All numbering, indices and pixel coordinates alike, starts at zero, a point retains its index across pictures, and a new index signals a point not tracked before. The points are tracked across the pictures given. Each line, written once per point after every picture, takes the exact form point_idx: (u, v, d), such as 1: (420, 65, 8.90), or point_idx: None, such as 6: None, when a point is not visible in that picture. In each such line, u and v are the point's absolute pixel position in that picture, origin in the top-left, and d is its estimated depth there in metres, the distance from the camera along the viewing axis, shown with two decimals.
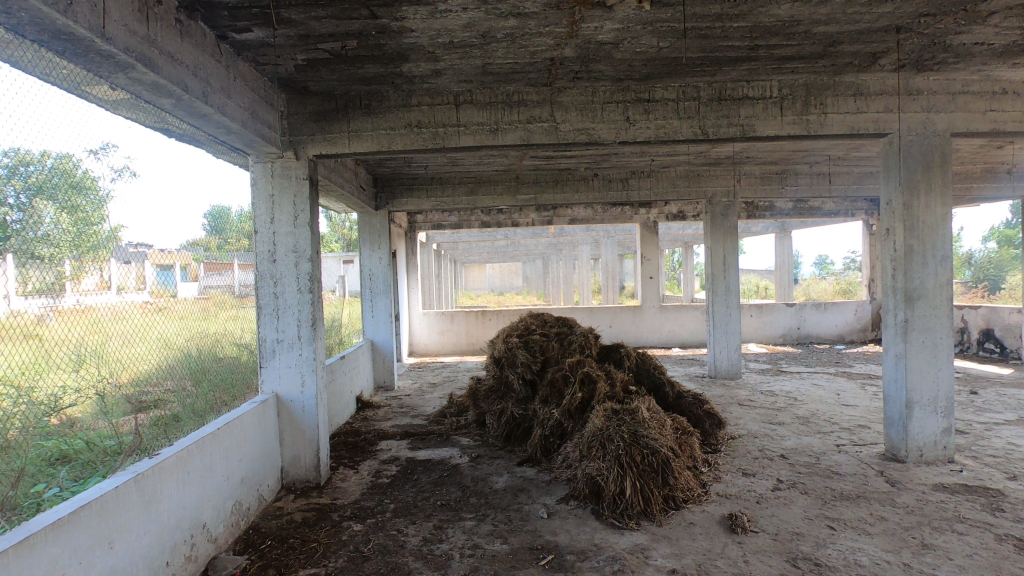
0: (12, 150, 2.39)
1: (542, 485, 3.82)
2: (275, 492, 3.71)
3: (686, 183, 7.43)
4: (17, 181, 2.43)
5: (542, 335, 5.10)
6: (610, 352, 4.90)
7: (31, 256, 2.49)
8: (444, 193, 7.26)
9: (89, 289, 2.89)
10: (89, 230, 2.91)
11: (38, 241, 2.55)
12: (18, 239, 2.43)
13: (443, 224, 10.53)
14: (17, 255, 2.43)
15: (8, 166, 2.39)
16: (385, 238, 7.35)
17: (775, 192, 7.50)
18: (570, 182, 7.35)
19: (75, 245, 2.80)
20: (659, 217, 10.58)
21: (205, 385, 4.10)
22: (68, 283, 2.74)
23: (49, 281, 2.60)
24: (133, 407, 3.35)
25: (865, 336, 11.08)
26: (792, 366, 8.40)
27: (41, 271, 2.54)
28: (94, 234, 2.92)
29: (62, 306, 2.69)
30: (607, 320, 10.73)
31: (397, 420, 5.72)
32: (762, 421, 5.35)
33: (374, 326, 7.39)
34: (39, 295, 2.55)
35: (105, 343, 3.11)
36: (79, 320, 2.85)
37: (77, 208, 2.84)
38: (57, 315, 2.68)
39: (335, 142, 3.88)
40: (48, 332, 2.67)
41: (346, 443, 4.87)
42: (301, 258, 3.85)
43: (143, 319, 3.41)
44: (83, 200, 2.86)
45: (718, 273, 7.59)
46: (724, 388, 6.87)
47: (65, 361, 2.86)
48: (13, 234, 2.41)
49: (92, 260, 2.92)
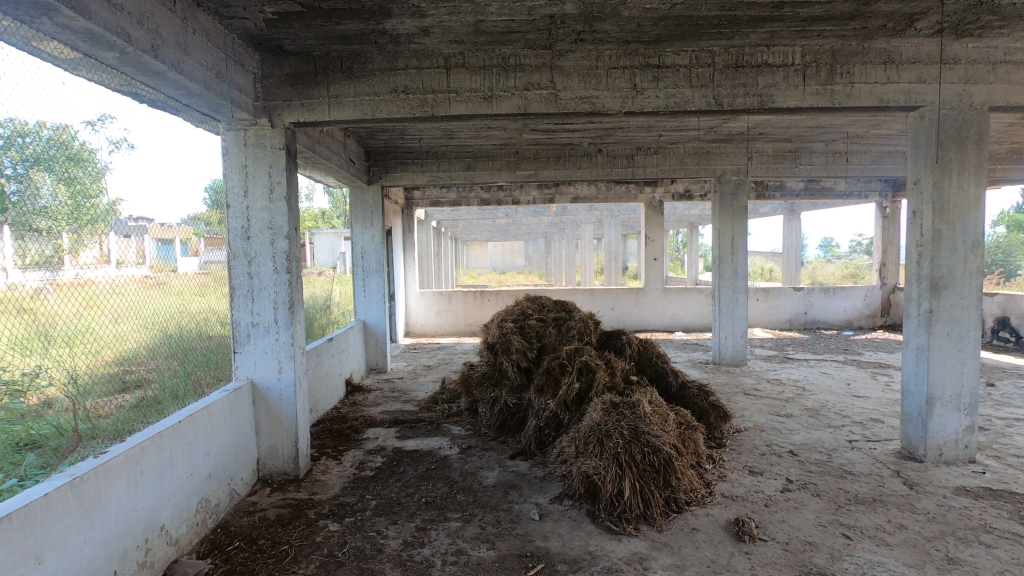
0: (9, 121, 2.35)
1: (535, 482, 3.58)
2: (250, 485, 3.48)
3: (695, 160, 7.06)
4: (13, 153, 2.42)
5: (539, 320, 4.80)
6: (611, 339, 4.61)
7: (29, 229, 2.51)
8: (440, 169, 6.91)
9: (88, 262, 2.87)
10: (88, 203, 2.90)
11: (35, 214, 2.55)
12: (17, 211, 2.44)
13: (441, 200, 10.19)
14: (15, 228, 2.45)
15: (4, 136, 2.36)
16: (379, 214, 7.04)
17: (788, 171, 7.13)
18: (572, 158, 6.99)
19: (74, 218, 2.79)
20: (664, 196, 10.21)
21: (191, 365, 3.90)
22: (67, 257, 2.72)
23: (47, 254, 2.60)
24: (117, 387, 3.18)
25: (874, 322, 10.79)
26: (800, 354, 8.13)
27: (39, 244, 2.55)
28: (93, 207, 2.90)
29: (60, 280, 2.66)
30: (609, 302, 10.46)
31: (387, 405, 5.48)
32: (769, 412, 5.09)
33: (366, 307, 7.10)
34: (36, 269, 2.54)
35: (94, 319, 2.91)
36: (78, 294, 2.79)
37: (76, 180, 2.82)
38: (56, 289, 2.65)
39: (313, 109, 3.55)
40: (44, 307, 2.64)
41: (331, 430, 4.63)
42: (277, 236, 3.55)
43: (140, 293, 3.28)
44: (81, 172, 2.83)
45: (726, 255, 7.27)
46: (729, 376, 6.62)
47: (58, 338, 2.78)
48: (12, 206, 2.42)
49: (91, 233, 2.90)
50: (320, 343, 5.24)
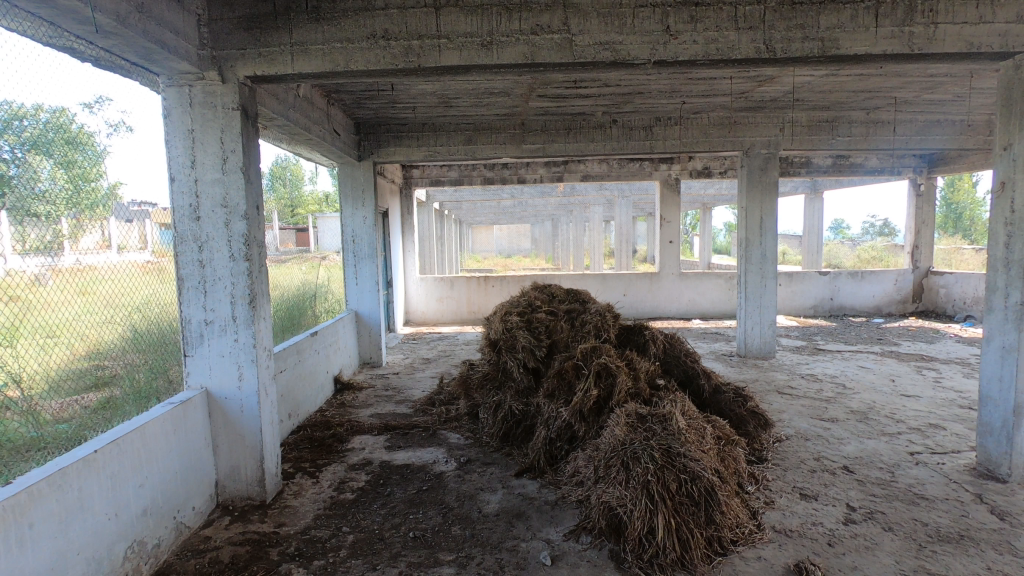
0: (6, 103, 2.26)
1: (546, 510, 2.99)
2: (206, 514, 2.92)
3: (720, 131, 6.35)
4: (9, 136, 2.34)
5: (549, 313, 4.16)
6: (632, 335, 3.98)
7: (28, 214, 2.47)
8: (438, 142, 6.25)
9: (88, 247, 2.89)
10: (88, 187, 2.87)
11: (35, 198, 2.52)
12: (17, 196, 2.40)
13: (442, 179, 9.53)
14: (13, 212, 2.40)
15: (1, 119, 2.26)
16: (370, 193, 6.39)
17: (824, 143, 6.42)
18: (584, 130, 6.30)
19: (73, 203, 2.78)
20: (681, 174, 9.51)
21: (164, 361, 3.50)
22: (67, 241, 2.73)
23: (46, 239, 2.58)
24: (88, 383, 2.93)
25: (905, 308, 10.12)
26: (830, 344, 7.48)
27: (39, 231, 2.52)
28: (94, 191, 2.88)
29: (59, 265, 2.65)
30: (621, 288, 9.82)
31: (379, 407, 4.91)
32: (810, 416, 4.47)
33: (358, 296, 6.47)
34: (36, 254, 2.51)
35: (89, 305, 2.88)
36: (76, 281, 2.77)
37: (73, 164, 2.75)
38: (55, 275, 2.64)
39: (273, 60, 2.91)
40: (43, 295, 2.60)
41: (312, 440, 4.05)
42: (232, 215, 2.94)
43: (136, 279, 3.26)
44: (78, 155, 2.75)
45: (753, 238, 6.57)
46: (758, 371, 5.99)
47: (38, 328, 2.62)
48: (13, 190, 2.38)
49: (91, 217, 2.92)
50: (301, 338, 4.64)
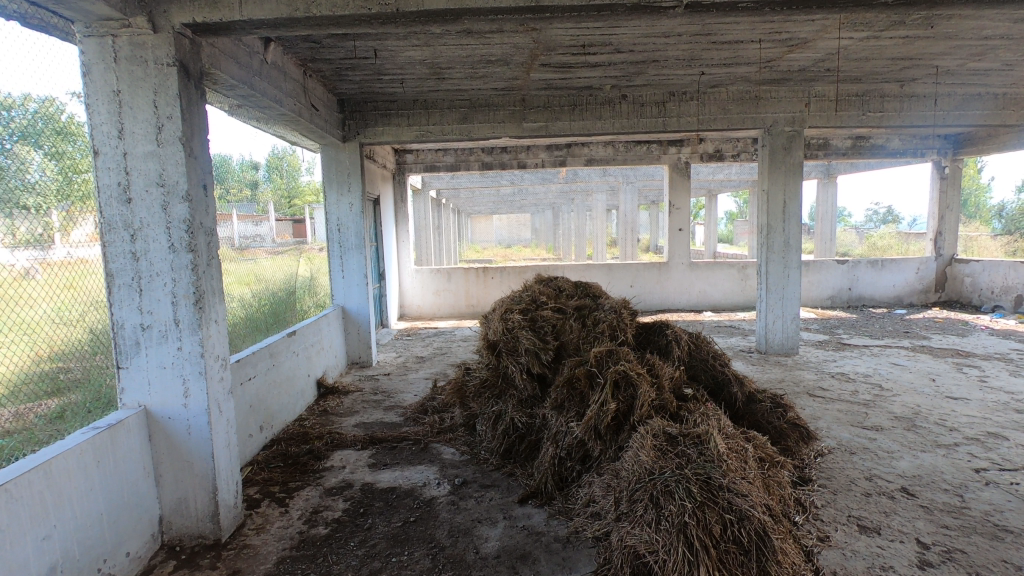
0: None
1: (557, 549, 2.48)
2: (145, 560, 2.41)
3: (740, 107, 5.80)
4: None
5: (555, 310, 3.62)
6: (652, 336, 3.46)
7: (16, 206, 2.21)
8: (431, 121, 5.69)
9: (81, 240, 2.55)
10: (78, 178, 2.57)
11: (25, 190, 2.26)
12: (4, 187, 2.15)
13: (437, 165, 8.97)
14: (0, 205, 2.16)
15: None
16: (356, 177, 5.81)
17: (854, 119, 5.87)
18: (591, 107, 5.74)
19: (63, 195, 2.47)
20: (692, 157, 8.97)
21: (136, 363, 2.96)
22: (57, 234, 2.44)
23: (37, 232, 2.31)
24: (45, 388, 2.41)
25: (927, 298, 9.61)
26: (855, 338, 6.97)
27: (29, 223, 2.26)
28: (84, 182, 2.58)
29: (50, 259, 2.37)
30: (628, 279, 9.28)
31: (366, 415, 4.41)
32: (850, 424, 3.96)
33: (344, 291, 5.91)
34: (25, 248, 2.24)
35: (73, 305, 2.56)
36: (63, 278, 2.45)
37: (65, 154, 2.47)
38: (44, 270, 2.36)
39: (217, 5, 2.38)
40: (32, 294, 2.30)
41: (286, 458, 3.54)
42: (171, 197, 2.40)
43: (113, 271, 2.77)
44: (70, 146, 2.46)
45: (775, 224, 6.02)
46: (783, 369, 5.48)
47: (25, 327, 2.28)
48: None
49: (82, 209, 2.61)
50: (276, 340, 4.11)
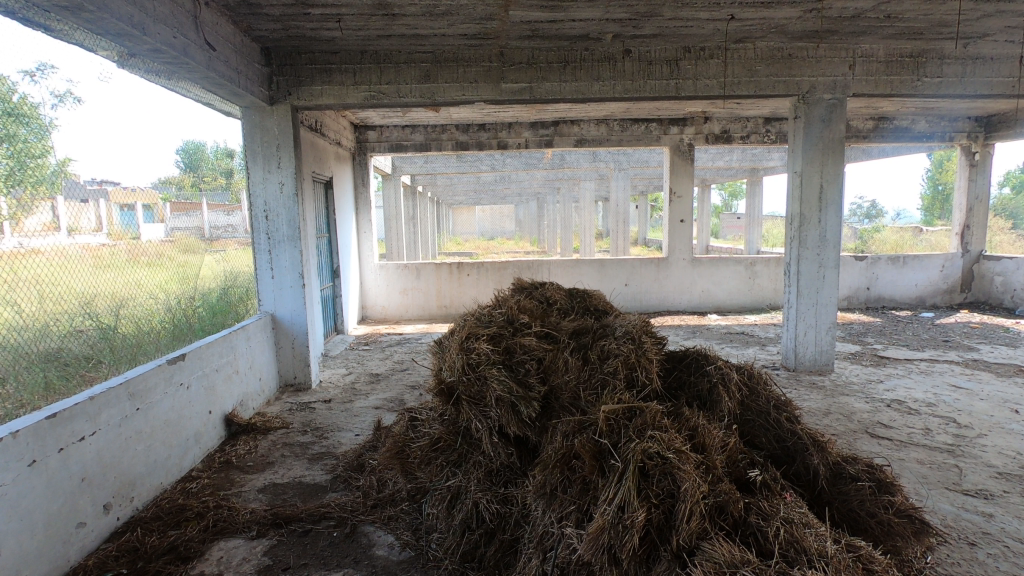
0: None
1: None
2: None
3: (770, 68, 4.69)
4: None
5: (542, 337, 2.46)
6: (687, 377, 2.33)
7: None
8: (382, 79, 4.46)
9: (35, 229, 2.89)
10: (34, 163, 2.92)
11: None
12: None
13: (404, 144, 7.74)
14: None
15: None
16: (288, 150, 4.55)
17: (908, 85, 4.78)
18: (585, 65, 4.57)
19: (21, 180, 2.80)
20: (695, 139, 7.87)
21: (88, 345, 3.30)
22: (9, 224, 2.73)
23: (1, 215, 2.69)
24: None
25: (952, 299, 8.66)
26: (891, 350, 5.93)
27: None
28: (40, 167, 2.93)
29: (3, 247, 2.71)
30: (622, 277, 8.17)
31: (281, 471, 3.21)
32: (947, 489, 2.87)
33: (275, 294, 4.67)
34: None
35: (18, 287, 2.83)
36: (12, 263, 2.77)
37: (14, 137, 2.81)
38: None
39: None
40: None
41: (135, 562, 2.32)
42: None
43: (54, 261, 3.06)
44: (21, 129, 2.82)
45: (811, 214, 4.92)
46: (824, 394, 4.40)
47: None
48: None
49: (39, 196, 2.94)
50: (147, 373, 2.87)
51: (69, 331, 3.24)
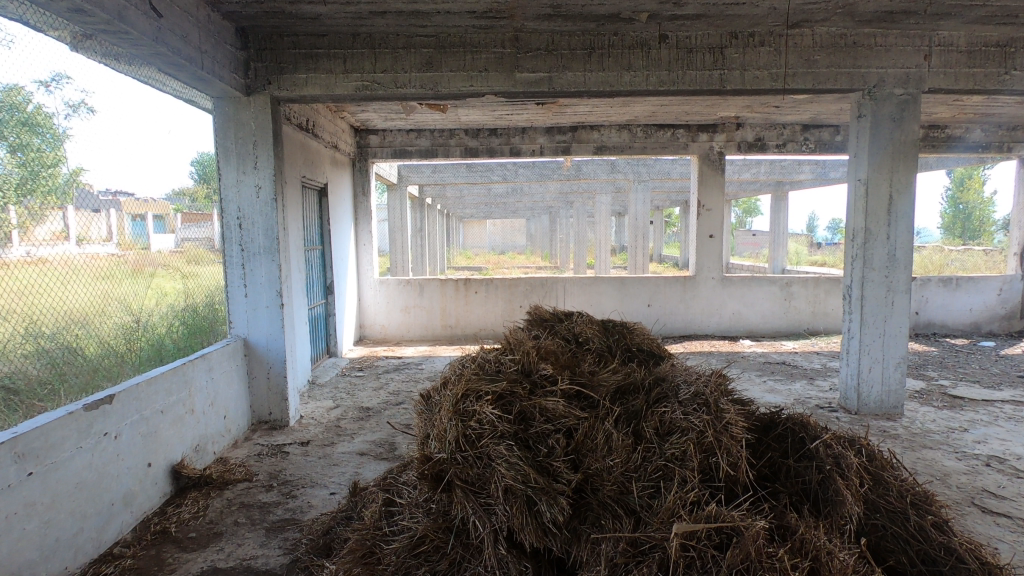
0: None
1: None
2: None
3: (831, 57, 4.00)
4: None
5: (570, 397, 1.98)
6: (789, 466, 2.03)
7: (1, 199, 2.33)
8: (377, 66, 3.83)
9: (43, 238, 2.55)
10: (48, 172, 2.60)
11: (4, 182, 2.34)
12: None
13: (409, 150, 7.11)
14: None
15: None
16: (265, 147, 3.90)
17: (995, 79, 4.06)
18: (612, 53, 3.90)
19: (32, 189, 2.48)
20: (726, 147, 7.18)
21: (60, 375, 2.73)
22: (17, 232, 2.41)
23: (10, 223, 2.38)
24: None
25: (1010, 326, 7.82)
26: (961, 387, 5.12)
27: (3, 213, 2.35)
28: (54, 177, 2.60)
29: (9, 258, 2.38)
30: (644, 297, 7.42)
31: (229, 548, 2.51)
32: None
33: (248, 316, 4.00)
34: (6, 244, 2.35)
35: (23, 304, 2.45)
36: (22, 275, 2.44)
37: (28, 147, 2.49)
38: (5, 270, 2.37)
39: None
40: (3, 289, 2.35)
41: None
42: None
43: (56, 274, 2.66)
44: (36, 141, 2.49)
45: (878, 229, 4.19)
46: (903, 447, 3.61)
47: None
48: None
49: (52, 205, 2.61)
50: (47, 425, 2.19)
51: (39, 355, 2.63)
